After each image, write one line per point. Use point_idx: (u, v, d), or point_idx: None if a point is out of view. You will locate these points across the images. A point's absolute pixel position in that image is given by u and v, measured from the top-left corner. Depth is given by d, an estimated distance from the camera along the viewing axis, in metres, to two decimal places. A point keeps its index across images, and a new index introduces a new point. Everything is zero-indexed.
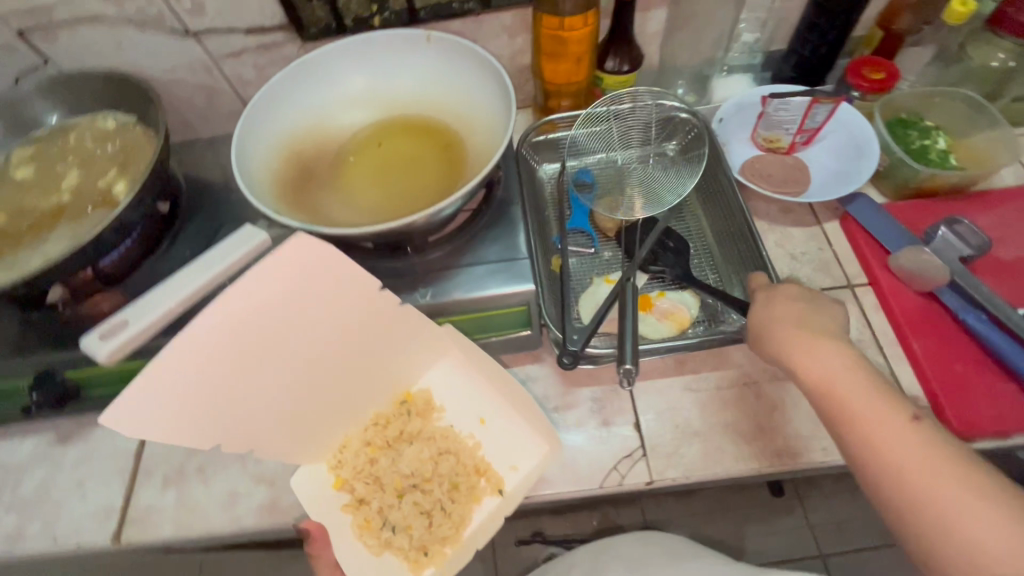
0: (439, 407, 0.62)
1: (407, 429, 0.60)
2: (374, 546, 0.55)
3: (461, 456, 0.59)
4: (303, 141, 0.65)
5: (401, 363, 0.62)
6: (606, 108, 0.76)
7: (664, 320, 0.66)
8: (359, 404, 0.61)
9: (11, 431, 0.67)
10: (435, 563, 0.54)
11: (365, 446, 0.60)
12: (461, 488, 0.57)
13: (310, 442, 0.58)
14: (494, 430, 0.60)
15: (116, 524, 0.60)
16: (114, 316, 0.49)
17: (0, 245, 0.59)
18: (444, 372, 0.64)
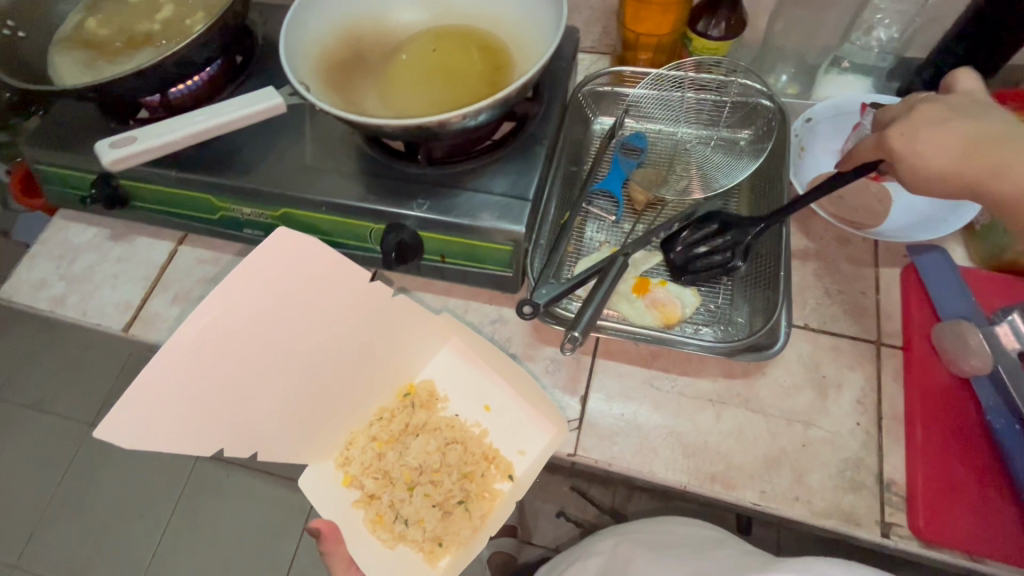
0: (443, 400, 0.62)
1: (411, 422, 0.61)
2: (389, 543, 0.57)
3: (468, 445, 0.59)
4: (363, 30, 0.66)
5: (403, 354, 0.62)
6: (682, 73, 0.70)
7: (651, 308, 0.61)
8: (364, 398, 0.62)
9: (81, 218, 0.79)
10: (450, 553, 0.57)
11: (371, 443, 0.61)
12: (473, 476, 0.58)
13: (315, 441, 0.59)
14: (498, 418, 0.61)
15: (129, 319, 0.70)
16: (128, 132, 0.60)
17: (98, 55, 0.68)
18: (452, 359, 0.64)
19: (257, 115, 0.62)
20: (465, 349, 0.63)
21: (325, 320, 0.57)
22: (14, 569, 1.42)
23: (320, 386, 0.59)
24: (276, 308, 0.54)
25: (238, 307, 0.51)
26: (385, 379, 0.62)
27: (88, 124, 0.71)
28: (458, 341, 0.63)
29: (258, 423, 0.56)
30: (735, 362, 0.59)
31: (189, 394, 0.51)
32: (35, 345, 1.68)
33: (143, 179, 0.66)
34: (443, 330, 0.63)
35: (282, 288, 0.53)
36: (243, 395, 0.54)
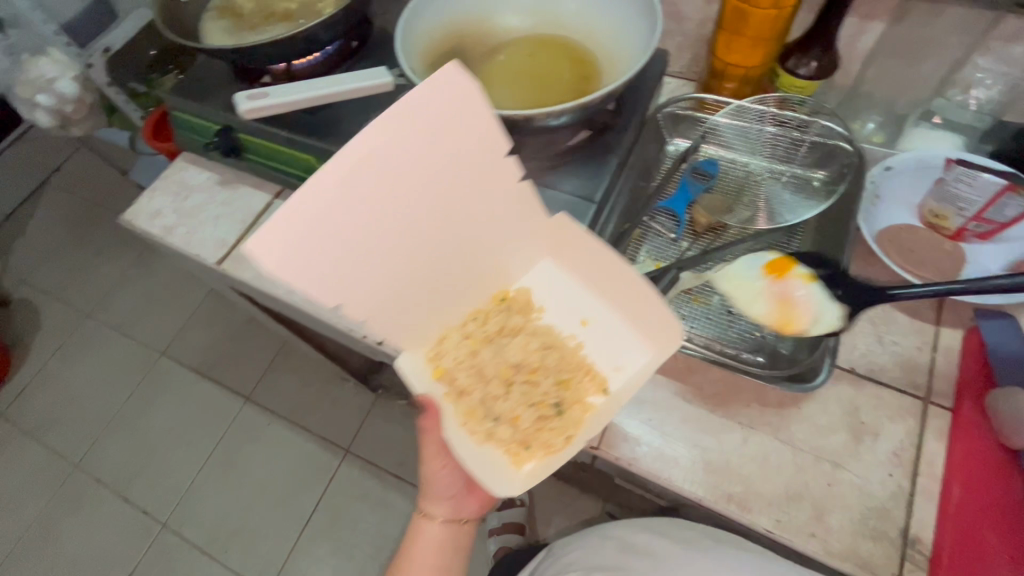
0: (540, 310, 0.53)
1: (508, 327, 0.52)
2: (479, 438, 0.50)
3: (564, 354, 0.52)
4: (469, 29, 0.72)
5: (512, 253, 0.51)
6: (765, 108, 0.71)
7: (772, 301, 0.60)
8: (458, 304, 0.51)
9: (199, 162, 0.90)
10: (535, 461, 0.49)
11: (459, 342, 0.52)
12: (569, 384, 0.51)
13: (408, 330, 0.49)
14: (601, 333, 0.52)
15: (224, 255, 0.80)
16: (262, 89, 0.72)
17: (243, 24, 0.79)
18: (553, 272, 0.52)
19: (374, 88, 0.73)
20: (575, 260, 0.51)
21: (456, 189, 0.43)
22: (76, 468, 1.58)
23: (435, 274, 0.47)
24: (417, 162, 0.40)
25: (386, 151, 0.38)
26: (484, 280, 0.51)
27: (223, 82, 0.82)
28: (569, 252, 0.51)
29: (372, 298, 0.44)
30: (772, 392, 0.59)
31: (316, 245, 0.39)
32: (130, 273, 1.88)
33: (261, 135, 0.76)
34: (555, 237, 0.50)
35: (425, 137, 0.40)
36: (366, 263, 0.42)
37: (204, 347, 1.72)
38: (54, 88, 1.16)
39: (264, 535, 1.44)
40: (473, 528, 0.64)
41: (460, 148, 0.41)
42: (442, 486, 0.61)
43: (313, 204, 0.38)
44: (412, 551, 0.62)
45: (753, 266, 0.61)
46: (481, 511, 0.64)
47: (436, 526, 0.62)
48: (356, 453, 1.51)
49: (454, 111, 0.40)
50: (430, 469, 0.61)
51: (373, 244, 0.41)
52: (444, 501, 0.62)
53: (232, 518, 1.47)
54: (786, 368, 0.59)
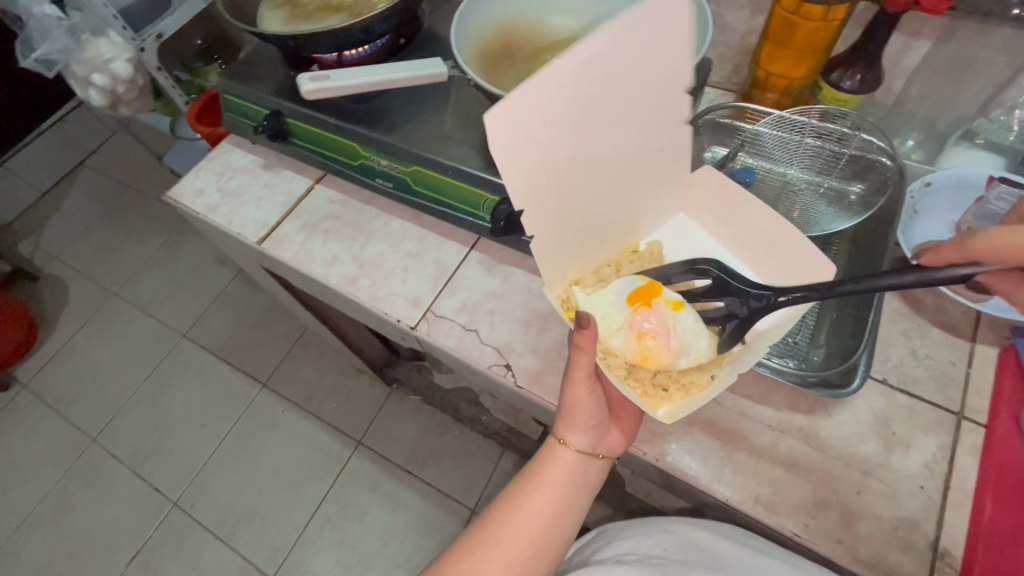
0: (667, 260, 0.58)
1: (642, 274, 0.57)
2: (620, 374, 0.53)
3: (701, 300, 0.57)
4: (519, 28, 0.73)
5: (651, 207, 0.56)
6: (808, 119, 0.71)
7: (632, 334, 0.52)
8: (601, 247, 0.56)
9: (245, 145, 0.92)
10: (670, 402, 0.53)
11: (597, 283, 0.56)
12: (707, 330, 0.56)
13: (560, 262, 0.53)
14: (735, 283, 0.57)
15: (264, 235, 0.82)
16: (325, 71, 0.74)
17: (299, 15, 0.82)
18: (681, 229, 0.59)
19: (423, 77, 0.75)
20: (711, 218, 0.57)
21: (644, 127, 0.47)
22: (92, 442, 1.61)
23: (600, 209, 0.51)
24: (624, 88, 0.43)
25: (606, 68, 0.41)
26: (625, 228, 0.56)
27: (275, 70, 0.85)
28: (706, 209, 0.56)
29: (548, 220, 0.48)
30: (803, 397, 0.59)
31: (530, 148, 0.42)
32: (158, 255, 1.92)
33: (310, 121, 0.78)
34: (700, 189, 0.55)
35: (637, 65, 0.42)
36: (555, 182, 0.45)
37: (226, 331, 1.75)
38: (109, 69, 1.20)
39: (272, 520, 1.45)
40: (605, 465, 0.59)
41: (659, 84, 0.44)
42: (585, 413, 0.55)
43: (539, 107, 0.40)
44: (541, 476, 0.57)
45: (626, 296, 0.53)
46: (621, 448, 0.58)
47: (570, 455, 0.56)
48: (368, 445, 1.52)
49: (668, 41, 0.42)
50: (573, 396, 0.54)
51: (563, 166, 0.45)
52: (585, 432, 0.55)
53: (242, 501, 1.48)
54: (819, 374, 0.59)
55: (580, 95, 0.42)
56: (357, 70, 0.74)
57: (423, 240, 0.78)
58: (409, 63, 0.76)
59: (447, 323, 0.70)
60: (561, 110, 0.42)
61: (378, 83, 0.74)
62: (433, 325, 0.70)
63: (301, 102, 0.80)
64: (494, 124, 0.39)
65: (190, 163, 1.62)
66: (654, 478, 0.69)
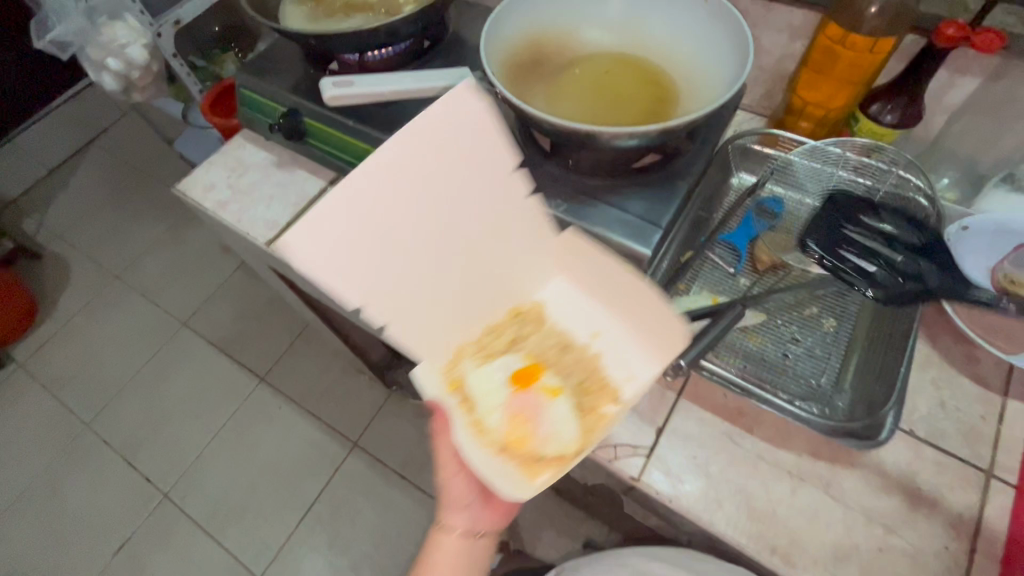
0: (551, 320, 0.53)
1: (519, 337, 0.53)
2: (493, 452, 0.49)
3: (580, 357, 0.53)
4: (548, 38, 0.70)
5: (526, 274, 0.52)
6: (843, 151, 0.68)
7: (510, 412, 0.50)
8: (476, 316, 0.52)
9: (259, 142, 0.90)
10: (549, 473, 0.48)
11: (477, 354, 0.52)
12: (588, 390, 0.51)
13: (429, 343, 0.49)
14: (616, 340, 0.52)
15: (274, 236, 0.80)
16: (350, 77, 0.73)
17: (321, 11, 0.80)
18: (562, 289, 0.53)
19: (451, 88, 0.73)
20: (585, 276, 0.52)
21: (470, 197, 0.46)
22: (85, 427, 1.59)
23: (460, 280, 0.49)
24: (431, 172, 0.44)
25: (402, 162, 0.42)
26: (502, 293, 0.52)
27: (295, 68, 0.83)
28: (577, 269, 0.52)
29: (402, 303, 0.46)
30: (823, 443, 0.57)
31: (338, 251, 0.42)
32: (163, 241, 1.90)
33: (328, 122, 0.76)
34: (564, 253, 0.52)
35: (436, 147, 0.43)
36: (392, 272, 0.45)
37: (226, 322, 1.72)
38: (125, 53, 1.18)
39: (263, 518, 1.43)
40: (491, 542, 0.61)
41: (477, 158, 0.45)
42: (460, 490, 0.59)
43: (336, 211, 0.41)
44: (427, 559, 0.60)
45: (508, 373, 0.52)
46: (501, 525, 0.60)
47: (450, 538, 0.59)
48: (364, 447, 1.50)
49: (460, 129, 0.44)
50: (443, 477, 0.59)
51: (395, 251, 0.44)
52: (464, 509, 0.59)
53: (233, 496, 1.46)
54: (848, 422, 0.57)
55: (389, 188, 0.43)
56: (381, 78, 0.73)
57: None
58: (438, 73, 0.74)
59: None
60: (368, 208, 0.42)
61: (400, 92, 0.72)
62: None
63: (318, 101, 0.78)
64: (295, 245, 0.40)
65: (198, 151, 1.59)
66: (661, 513, 0.67)
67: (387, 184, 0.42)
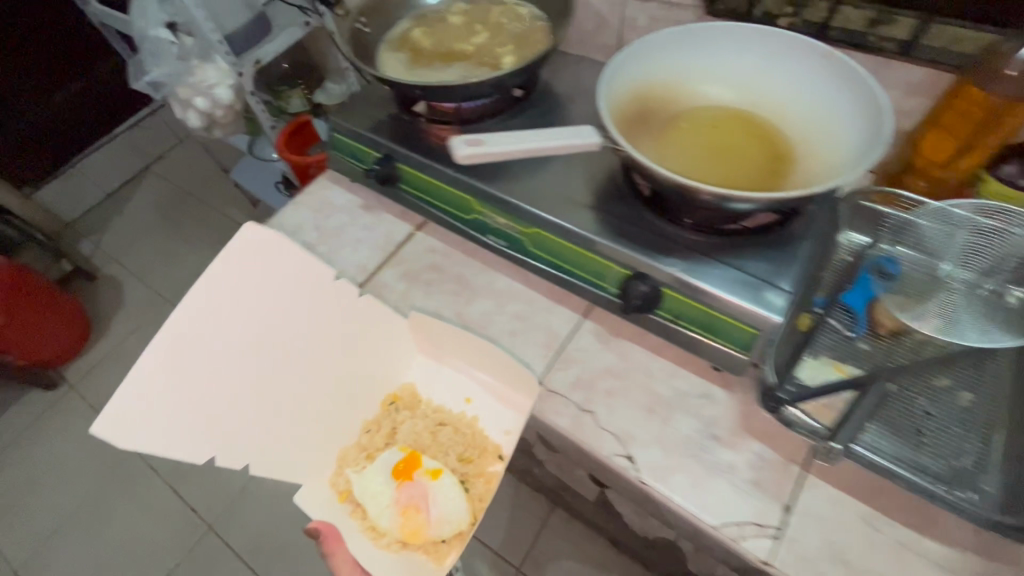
0: (423, 399, 0.73)
1: (396, 424, 0.71)
2: (394, 549, 0.63)
3: (457, 428, 0.70)
4: (658, 91, 0.70)
5: (386, 356, 0.73)
6: (971, 214, 0.64)
7: (399, 504, 0.64)
8: (347, 414, 0.71)
9: (343, 184, 0.90)
10: (452, 550, 0.63)
11: (360, 457, 0.69)
12: (471, 460, 0.68)
13: (305, 467, 0.67)
14: (480, 406, 0.72)
15: (363, 280, 0.78)
16: (482, 137, 0.70)
17: (419, 60, 0.80)
18: (422, 365, 0.75)
19: (581, 145, 0.67)
20: (437, 348, 0.74)
21: (286, 305, 0.65)
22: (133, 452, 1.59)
23: (300, 382, 0.66)
24: (241, 336, 0.61)
25: (208, 315, 0.59)
26: (356, 376, 0.71)
27: (388, 114, 0.83)
28: (428, 341, 0.74)
29: (259, 444, 0.62)
30: (970, 532, 0.54)
31: (171, 421, 0.56)
32: None
33: (426, 170, 0.76)
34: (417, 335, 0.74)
35: (237, 296, 0.61)
36: (232, 405, 0.60)
37: None
38: (206, 91, 1.21)
39: (308, 556, 1.39)
40: None
41: (285, 268, 0.65)
42: None
43: (159, 375, 0.55)
44: None
45: (390, 467, 0.67)
46: None
47: None
48: None
49: (260, 250, 0.63)
50: None
51: (230, 407, 0.60)
52: None
53: (278, 531, 1.43)
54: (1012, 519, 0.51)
55: (190, 371, 0.57)
56: (514, 136, 0.70)
57: (532, 302, 0.74)
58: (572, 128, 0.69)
59: (559, 401, 0.65)
60: (172, 395, 0.56)
61: (535, 149, 0.68)
62: (545, 402, 0.65)
63: (415, 148, 0.78)
64: (103, 427, 0.52)
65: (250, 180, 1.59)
66: None
67: (199, 322, 0.58)
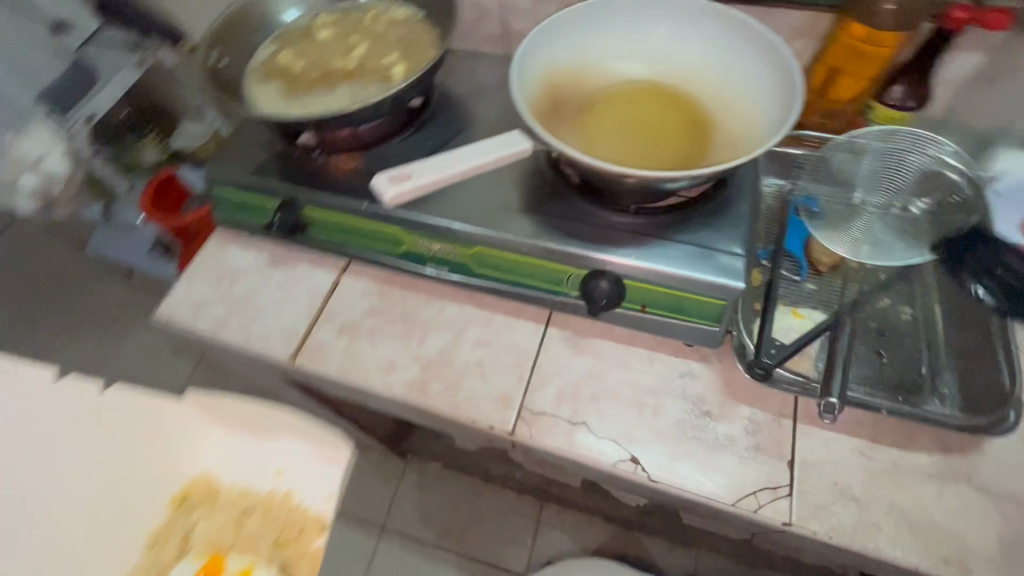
0: (224, 488, 0.69)
1: (192, 528, 0.66)
2: None
3: (272, 508, 0.67)
4: (565, 77, 0.67)
5: (180, 453, 0.70)
6: (871, 142, 0.69)
7: None
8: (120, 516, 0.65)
9: (239, 242, 0.79)
10: None
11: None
12: (292, 541, 0.65)
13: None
14: (290, 475, 0.69)
15: (295, 347, 0.69)
16: (405, 168, 0.66)
17: (296, 87, 0.70)
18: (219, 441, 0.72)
19: (508, 156, 0.68)
20: (226, 425, 0.71)
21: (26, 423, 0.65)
22: None
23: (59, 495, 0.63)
24: None
25: None
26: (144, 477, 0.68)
27: (274, 153, 0.73)
28: (218, 420, 0.72)
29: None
30: (949, 436, 0.57)
31: None
32: None
33: (338, 210, 0.68)
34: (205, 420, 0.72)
35: None
36: None
37: None
38: None
39: None
40: None
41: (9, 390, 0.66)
42: None
43: None
44: None
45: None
46: None
47: None
48: (394, 529, 1.32)
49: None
50: None
51: None
52: None
53: None
54: (977, 418, 0.58)
55: None
56: (437, 160, 0.67)
57: (490, 323, 0.69)
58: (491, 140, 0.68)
59: (548, 421, 0.62)
60: None
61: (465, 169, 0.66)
62: (534, 426, 0.61)
63: (318, 187, 0.68)
64: None
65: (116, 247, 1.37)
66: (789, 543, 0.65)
67: None
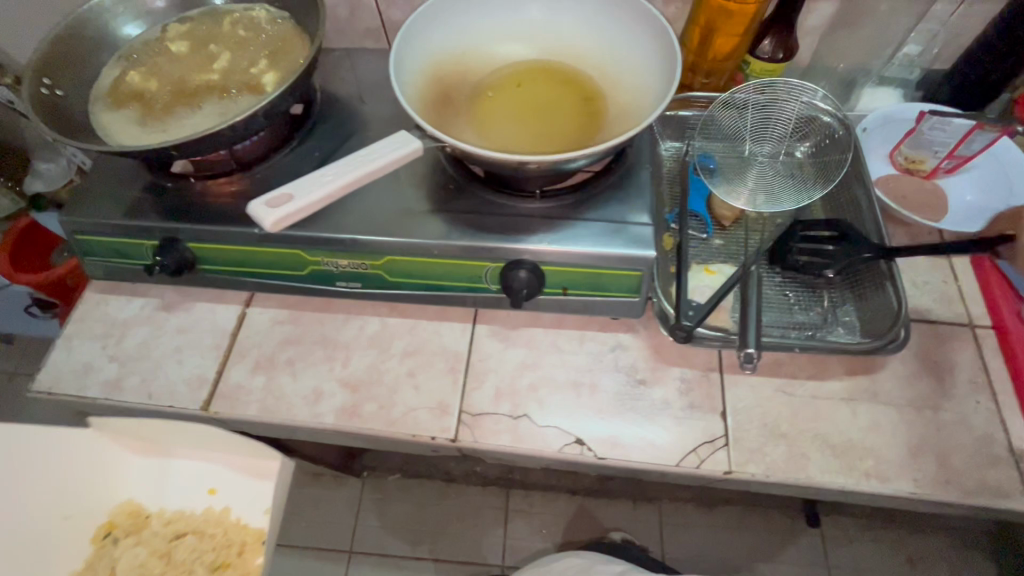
0: (155, 512, 0.66)
1: (121, 558, 0.64)
2: None
3: (211, 527, 0.65)
4: (449, 68, 0.64)
5: (105, 478, 0.66)
6: (748, 95, 0.72)
7: None
8: (47, 555, 0.63)
9: (123, 290, 0.70)
10: None
11: None
12: (231, 561, 0.65)
13: None
14: (226, 494, 0.66)
15: (207, 395, 0.63)
16: (282, 191, 0.59)
17: (153, 110, 0.63)
18: (141, 464, 0.67)
19: (398, 159, 0.61)
20: (153, 447, 0.66)
21: None
22: None
23: None
24: None
25: None
26: (63, 510, 0.65)
27: (144, 187, 0.65)
28: (143, 444, 0.66)
29: None
30: (855, 360, 0.62)
31: None
32: None
33: (227, 240, 0.62)
34: (134, 442, 0.66)
35: None
36: None
37: None
38: None
39: None
40: None
41: None
42: None
43: None
44: None
45: None
46: None
47: None
48: (362, 551, 1.27)
49: None
50: None
51: None
52: None
53: None
54: (876, 339, 0.62)
55: None
56: (320, 175, 0.60)
57: (416, 331, 0.66)
58: (377, 144, 0.62)
59: (490, 419, 0.60)
60: None
61: (350, 181, 0.60)
62: (476, 428, 0.60)
63: (200, 218, 0.62)
64: None
65: None
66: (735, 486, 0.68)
67: None
